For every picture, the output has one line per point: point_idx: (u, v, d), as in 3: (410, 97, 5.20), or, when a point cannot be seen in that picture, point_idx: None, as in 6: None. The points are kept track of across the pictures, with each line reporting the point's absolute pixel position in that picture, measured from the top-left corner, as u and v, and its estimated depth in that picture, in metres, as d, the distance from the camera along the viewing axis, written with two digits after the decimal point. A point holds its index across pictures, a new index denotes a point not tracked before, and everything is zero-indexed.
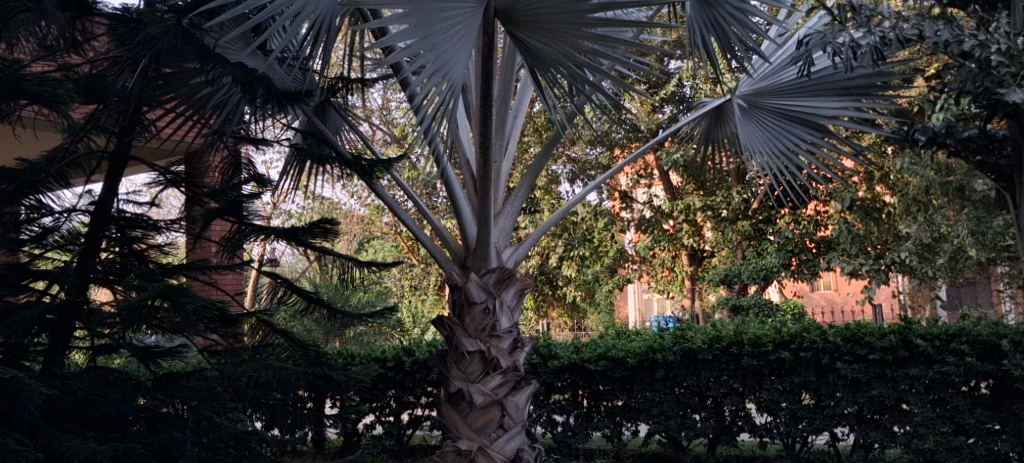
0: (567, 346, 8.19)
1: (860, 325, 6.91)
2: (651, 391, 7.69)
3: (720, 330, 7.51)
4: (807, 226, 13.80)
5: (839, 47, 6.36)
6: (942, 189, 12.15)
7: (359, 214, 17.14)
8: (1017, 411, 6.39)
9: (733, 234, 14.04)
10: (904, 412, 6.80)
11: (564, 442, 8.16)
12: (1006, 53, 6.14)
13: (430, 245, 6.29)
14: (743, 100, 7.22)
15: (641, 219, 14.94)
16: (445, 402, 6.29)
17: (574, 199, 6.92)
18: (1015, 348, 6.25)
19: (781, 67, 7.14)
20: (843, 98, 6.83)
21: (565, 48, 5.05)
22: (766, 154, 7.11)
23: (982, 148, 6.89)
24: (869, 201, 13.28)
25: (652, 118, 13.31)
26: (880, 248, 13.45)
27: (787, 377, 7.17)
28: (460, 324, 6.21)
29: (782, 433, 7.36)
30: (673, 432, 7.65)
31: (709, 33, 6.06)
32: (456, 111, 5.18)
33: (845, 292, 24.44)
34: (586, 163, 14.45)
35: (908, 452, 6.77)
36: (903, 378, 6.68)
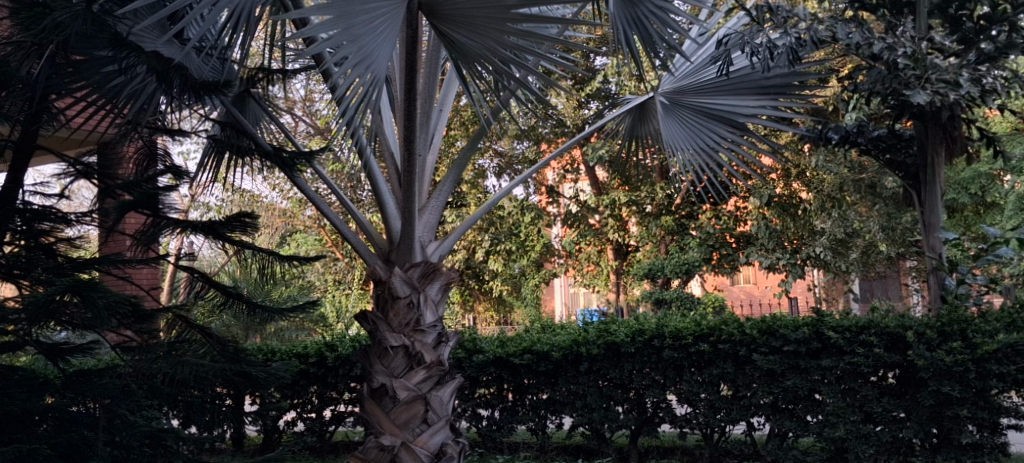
0: (492, 340, 8.22)
1: (775, 318, 7.09)
2: (574, 384, 7.80)
3: (642, 323, 7.64)
4: (727, 221, 14.06)
5: (756, 47, 6.61)
6: (854, 186, 12.91)
7: (281, 208, 16.90)
8: (919, 399, 6.61)
9: (656, 229, 14.27)
10: (817, 402, 6.99)
11: (489, 436, 8.21)
12: (911, 56, 6.43)
13: (353, 238, 6.24)
14: (665, 98, 7.29)
15: (567, 213, 15.07)
16: (368, 397, 6.26)
17: (500, 193, 6.93)
18: (920, 339, 6.46)
19: (702, 65, 7.28)
20: (762, 97, 7.04)
21: (490, 43, 5.07)
22: (688, 150, 7.23)
23: (890, 147, 7.15)
24: (786, 197, 13.52)
25: (578, 114, 13.46)
26: (796, 243, 13.78)
27: (706, 368, 7.35)
28: (384, 319, 6.18)
29: (700, 424, 7.51)
30: (596, 424, 7.75)
31: (632, 31, 6.12)
32: (379, 104, 5.15)
33: (764, 286, 25.07)
34: (512, 158, 14.46)
35: (820, 441, 6.95)
36: (815, 369, 6.87)
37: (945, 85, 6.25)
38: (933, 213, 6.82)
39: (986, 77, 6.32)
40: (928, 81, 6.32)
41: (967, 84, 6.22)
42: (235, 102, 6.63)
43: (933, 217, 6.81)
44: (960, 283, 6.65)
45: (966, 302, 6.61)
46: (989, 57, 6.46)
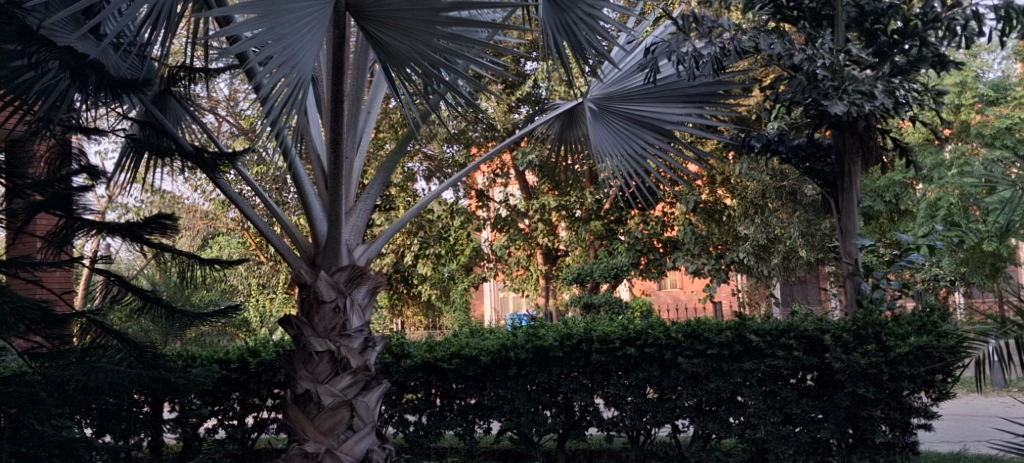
0: (420, 345, 8.17)
1: (700, 321, 7.20)
2: (503, 389, 7.79)
3: (570, 327, 7.68)
4: (655, 227, 14.25)
5: (682, 56, 6.82)
6: (776, 193, 13.27)
7: (203, 210, 16.54)
8: (836, 401, 6.78)
9: (586, 233, 14.37)
10: (739, 404, 7.12)
11: (416, 442, 8.16)
12: (830, 67, 6.62)
13: (278, 242, 6.14)
14: (594, 104, 7.39)
15: (496, 217, 15.03)
16: (292, 404, 6.17)
17: (429, 196, 6.88)
18: (837, 342, 6.62)
19: (629, 73, 7.39)
20: (687, 104, 7.18)
21: (419, 46, 5.04)
22: (616, 156, 7.35)
23: (809, 155, 7.32)
24: (711, 203, 13.86)
25: (508, 118, 13.50)
26: (721, 248, 14.04)
27: (632, 372, 7.42)
28: (309, 323, 6.10)
29: (627, 427, 7.63)
30: (524, 429, 7.76)
31: (561, 37, 6.16)
32: (304, 106, 5.09)
33: (690, 291, 25.48)
34: (443, 161, 14.35)
35: (742, 442, 7.08)
36: (737, 372, 7.00)
37: (861, 96, 6.46)
38: (849, 219, 7.00)
39: (900, 89, 6.53)
40: (845, 92, 6.52)
41: (882, 95, 6.44)
42: (156, 101, 6.48)
43: (850, 223, 6.98)
44: (875, 288, 6.83)
45: (881, 306, 6.80)
46: (903, 69, 6.68)
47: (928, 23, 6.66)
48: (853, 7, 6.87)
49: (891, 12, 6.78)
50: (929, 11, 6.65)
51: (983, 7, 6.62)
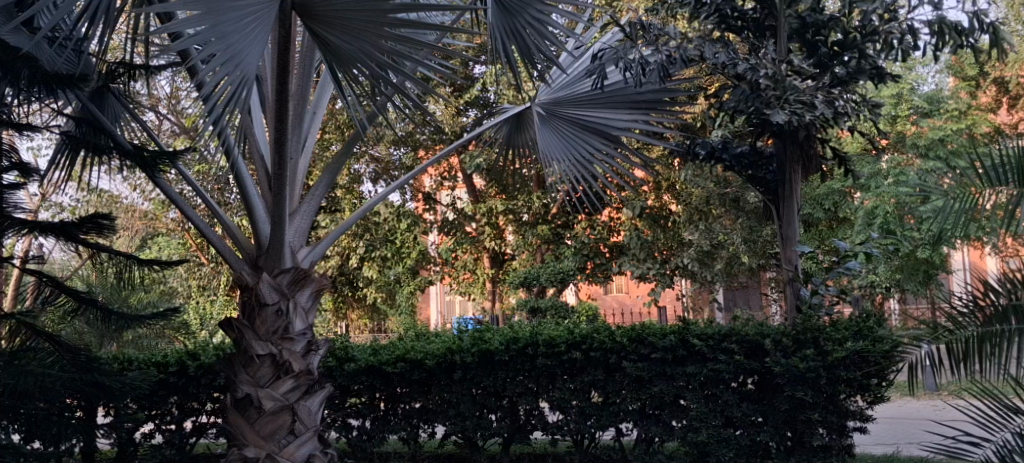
0: (364, 349, 8.10)
1: (644, 326, 7.25)
2: (448, 393, 7.77)
3: (516, 331, 7.68)
4: (601, 231, 14.41)
5: (630, 63, 6.89)
6: (720, 200, 13.39)
7: (142, 210, 16.20)
8: (776, 404, 6.89)
9: (533, 238, 14.33)
10: (681, 407, 7.20)
11: (358, 447, 8.09)
12: (772, 77, 6.70)
13: (219, 243, 6.04)
14: (542, 109, 7.40)
15: (444, 221, 15.13)
16: (231, 408, 6.08)
17: (376, 198, 6.82)
18: (777, 347, 6.73)
19: (577, 78, 7.43)
20: (634, 111, 7.26)
21: (367, 47, 5.01)
22: (564, 161, 7.40)
23: (752, 163, 7.47)
24: (657, 209, 14.10)
25: (456, 121, 13.46)
26: (665, 253, 14.21)
27: (577, 376, 7.45)
28: (250, 327, 5.99)
29: (571, 431, 7.63)
30: (469, 433, 7.76)
31: (509, 41, 6.17)
32: (248, 105, 5.02)
33: (635, 296, 25.66)
34: (390, 164, 14.27)
35: (685, 445, 7.16)
36: (680, 376, 7.08)
37: (802, 106, 6.59)
38: (790, 226, 7.14)
39: (839, 99, 6.62)
40: (786, 102, 6.63)
41: (822, 105, 6.59)
42: (93, 98, 6.34)
43: (790, 230, 7.12)
44: (814, 293, 6.89)
45: (819, 312, 6.85)
46: (842, 80, 6.77)
47: (866, 36, 6.84)
48: (795, 19, 7.03)
49: (831, 24, 6.94)
50: (868, 24, 6.82)
51: (920, 22, 6.77)
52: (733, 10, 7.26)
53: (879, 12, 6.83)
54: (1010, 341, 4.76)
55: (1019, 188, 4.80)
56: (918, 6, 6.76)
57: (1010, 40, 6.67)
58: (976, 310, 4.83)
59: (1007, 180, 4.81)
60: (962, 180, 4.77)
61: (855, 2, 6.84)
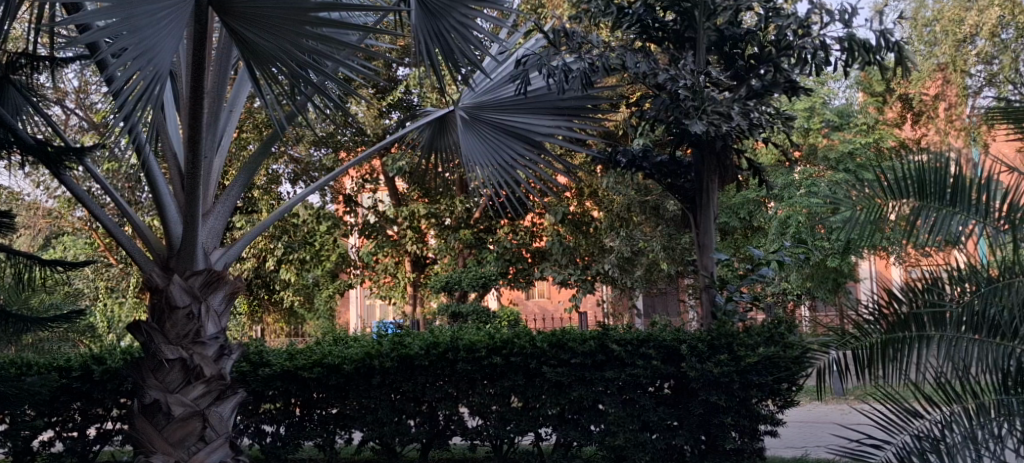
0: (280, 353, 7.95)
1: (565, 331, 7.27)
2: (365, 399, 7.67)
3: (437, 336, 7.63)
4: (524, 236, 14.41)
5: (552, 70, 6.95)
6: (641, 207, 13.66)
7: (46, 207, 15.61)
8: (691, 409, 6.99)
9: (455, 242, 14.34)
10: (599, 412, 7.24)
11: (272, 453, 7.92)
12: (691, 88, 6.80)
13: (128, 243, 5.84)
14: (465, 112, 7.40)
15: (365, 224, 14.97)
16: (138, 414, 5.89)
17: (294, 199, 6.67)
18: (692, 352, 6.82)
19: (500, 83, 7.44)
20: (556, 117, 7.30)
21: (286, 45, 4.93)
22: (487, 166, 7.42)
23: (671, 172, 7.57)
24: (579, 215, 14.19)
25: (378, 123, 13.28)
26: (587, 259, 14.34)
27: (497, 381, 7.41)
28: (159, 330, 5.82)
29: (491, 435, 7.62)
30: (387, 438, 7.68)
31: (433, 44, 6.11)
32: (161, 101, 4.87)
33: (556, 302, 25.82)
34: (309, 165, 14.13)
35: (602, 449, 7.20)
36: (599, 380, 7.11)
37: (719, 117, 6.73)
38: (707, 235, 7.30)
39: (754, 111, 6.83)
40: (704, 113, 6.73)
41: (738, 117, 6.72)
42: None
43: (707, 239, 7.28)
44: (729, 300, 7.09)
45: (734, 318, 7.05)
46: (758, 92, 6.97)
47: (781, 50, 6.98)
48: (714, 32, 7.17)
49: (748, 38, 7.15)
50: (783, 39, 6.98)
51: (831, 38, 6.96)
52: (655, 21, 7.36)
53: (794, 28, 7.00)
54: (912, 346, 4.91)
55: (919, 201, 4.96)
56: (830, 22, 6.94)
57: (913, 60, 6.93)
58: (880, 318, 4.99)
59: (909, 194, 4.97)
60: (869, 191, 4.93)
61: (771, 18, 7.06)
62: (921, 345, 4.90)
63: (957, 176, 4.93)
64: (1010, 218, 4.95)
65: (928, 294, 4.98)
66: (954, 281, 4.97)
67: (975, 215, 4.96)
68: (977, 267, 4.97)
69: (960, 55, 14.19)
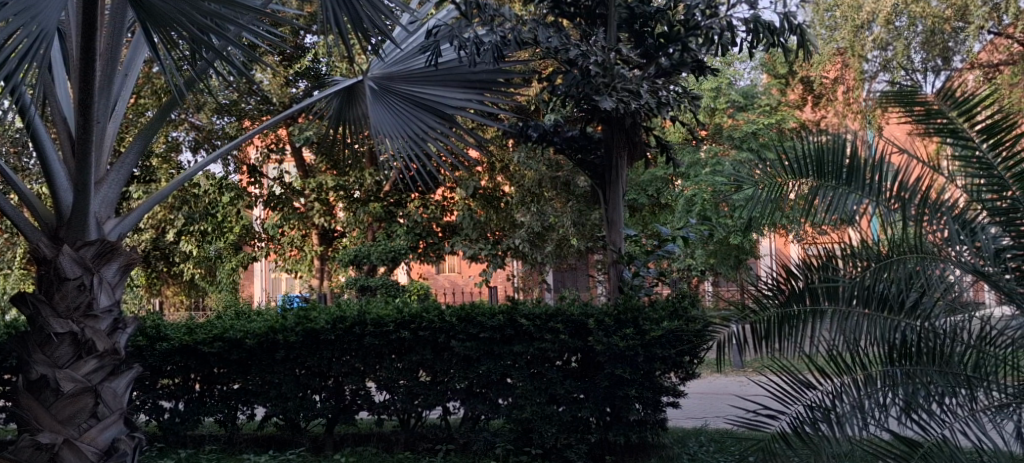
0: (179, 327, 7.79)
1: (474, 305, 7.25)
2: (269, 374, 7.56)
3: (344, 310, 7.54)
4: (434, 211, 14.33)
5: (464, 42, 6.85)
6: (552, 182, 13.68)
7: None
8: (596, 381, 7.05)
9: (364, 215, 14.09)
10: (507, 386, 7.24)
11: (170, 430, 7.77)
12: (601, 65, 6.81)
13: (12, 212, 5.52)
14: (374, 83, 7.29)
15: (270, 195, 14.62)
16: (24, 391, 5.63)
17: (194, 168, 6.43)
18: (600, 326, 6.89)
19: (411, 54, 7.38)
20: (468, 90, 7.28)
21: (184, 6, 4.85)
22: (396, 137, 7.28)
23: (582, 147, 7.59)
24: (490, 190, 14.10)
25: (285, 92, 12.93)
26: (497, 234, 14.36)
27: (405, 355, 7.38)
28: (47, 302, 5.57)
29: (397, 410, 7.53)
30: (291, 414, 7.56)
31: (341, 12, 5.95)
32: (48, 61, 4.61)
33: (467, 276, 25.89)
34: (211, 132, 13.54)
35: (509, 422, 7.20)
36: (507, 354, 7.12)
37: (628, 94, 6.77)
38: (615, 210, 7.42)
39: (662, 89, 6.91)
40: (614, 89, 6.78)
41: (646, 95, 6.80)
42: None
43: (615, 214, 7.40)
44: (636, 275, 7.25)
45: (640, 292, 7.20)
46: (666, 71, 7.09)
47: (688, 30, 7.06)
48: (624, 9, 7.21)
49: (658, 16, 7.20)
50: (691, 19, 7.06)
51: (737, 20, 7.07)
52: None
53: (701, 8, 7.07)
54: (805, 321, 5.15)
55: (818, 180, 5.19)
56: (737, 4, 7.04)
57: (815, 44, 7.08)
58: (779, 293, 5.22)
59: (808, 173, 5.20)
60: (771, 170, 5.20)
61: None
62: (816, 319, 5.14)
63: (852, 156, 5.14)
64: (900, 197, 5.12)
65: (823, 270, 5.19)
66: (847, 258, 5.16)
67: (867, 194, 5.16)
68: (868, 244, 5.14)
69: (858, 40, 13.82)
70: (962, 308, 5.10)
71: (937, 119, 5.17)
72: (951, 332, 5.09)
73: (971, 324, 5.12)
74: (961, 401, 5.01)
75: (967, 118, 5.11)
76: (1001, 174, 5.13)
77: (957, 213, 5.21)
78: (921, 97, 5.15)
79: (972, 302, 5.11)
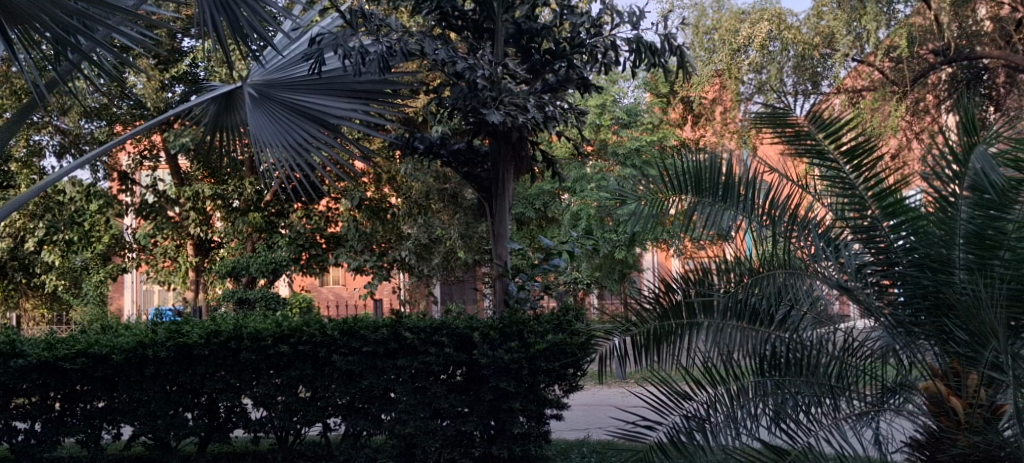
0: (37, 343, 7.32)
1: (357, 319, 7.11)
2: (137, 391, 7.22)
3: (219, 324, 7.27)
4: (318, 222, 14.04)
5: (349, 51, 6.70)
6: (438, 194, 13.55)
7: None
8: (481, 395, 6.98)
9: (243, 226, 13.70)
10: (390, 401, 7.09)
11: (25, 452, 7.34)
12: (488, 78, 6.74)
13: None
14: (254, 89, 7.12)
15: (142, 203, 14.03)
16: None
17: (58, 173, 6.07)
18: (484, 339, 6.82)
19: (294, 62, 7.29)
20: (353, 100, 7.14)
21: (44, 3, 4.62)
22: (277, 146, 7.05)
23: (468, 160, 7.57)
24: (376, 201, 13.98)
25: (160, 96, 12.40)
26: (383, 246, 14.12)
27: (284, 370, 7.15)
28: None
29: (275, 427, 7.32)
30: (160, 433, 7.25)
31: (218, 15, 5.76)
32: None
33: (352, 288, 25.65)
34: (78, 137, 12.90)
35: (392, 438, 7.06)
36: (390, 369, 6.97)
37: (515, 108, 6.78)
38: (501, 224, 7.40)
39: (548, 105, 7.01)
40: (501, 103, 6.76)
41: (532, 109, 6.81)
42: None
43: (501, 227, 7.39)
44: (521, 288, 7.22)
45: (525, 306, 7.20)
46: (552, 87, 7.14)
47: (574, 48, 7.14)
48: (512, 24, 7.20)
49: (544, 33, 7.20)
50: (576, 36, 7.13)
51: (621, 39, 7.19)
52: (454, 9, 7.27)
53: (586, 27, 7.19)
54: (681, 334, 5.39)
55: (696, 197, 5.34)
56: (620, 24, 7.15)
57: (694, 65, 7.24)
58: (658, 303, 5.43)
59: (687, 189, 5.34)
60: (653, 186, 5.32)
61: (565, 16, 7.18)
62: (692, 331, 5.37)
63: (727, 174, 5.31)
64: (771, 214, 5.34)
65: (699, 285, 5.40)
66: (722, 273, 5.37)
67: (741, 211, 5.36)
68: (742, 259, 5.33)
69: (734, 63, 14.21)
70: (828, 321, 5.32)
71: (806, 140, 5.34)
72: (818, 344, 5.29)
73: (835, 336, 5.32)
74: (825, 411, 5.18)
75: (833, 141, 5.31)
76: (863, 194, 5.27)
77: (823, 230, 5.39)
78: (792, 118, 5.35)
79: (837, 315, 5.32)
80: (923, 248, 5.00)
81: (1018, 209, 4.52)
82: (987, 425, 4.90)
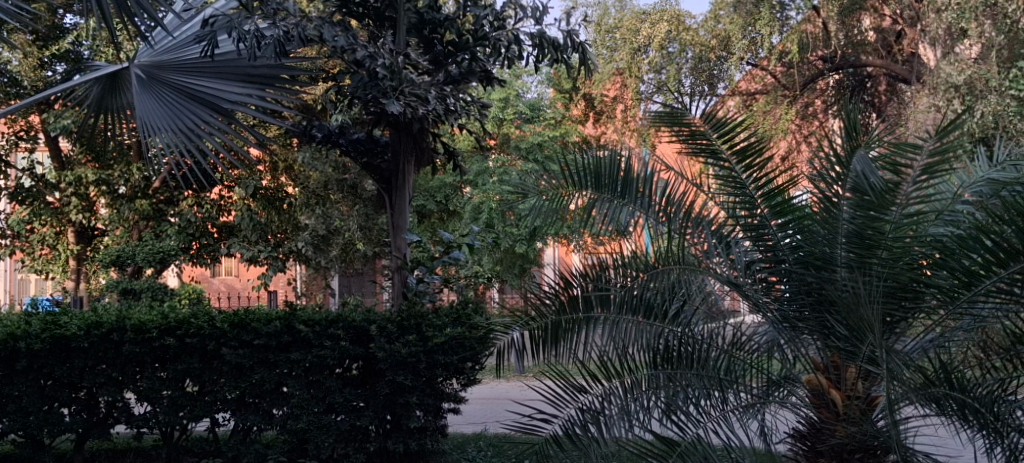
0: None
1: (248, 311, 6.91)
2: (7, 386, 6.85)
3: (100, 315, 6.96)
4: (210, 210, 13.58)
5: (243, 34, 6.48)
6: (337, 185, 13.17)
7: None
8: (376, 390, 6.85)
9: (130, 213, 13.15)
10: (283, 395, 6.89)
11: None
12: (388, 67, 6.59)
13: None
14: (141, 71, 6.84)
15: (17, 188, 13.31)
16: None
17: None
18: (381, 333, 6.71)
19: (185, 44, 7.02)
20: (247, 84, 6.92)
21: None
22: (167, 131, 6.79)
23: (368, 150, 7.40)
24: (272, 190, 13.54)
25: (39, 75, 11.84)
26: (279, 236, 14.01)
27: (170, 364, 6.88)
28: None
29: (159, 423, 6.98)
30: (32, 430, 6.88)
31: None
32: None
33: (245, 279, 25.21)
34: None
35: (283, 433, 6.87)
36: (283, 362, 6.77)
37: (415, 99, 6.66)
38: (400, 216, 7.31)
39: (450, 97, 6.89)
40: (401, 93, 6.63)
41: (433, 100, 6.70)
42: None
43: (400, 220, 7.29)
44: (420, 281, 7.12)
45: (424, 299, 7.08)
46: (454, 79, 7.03)
47: (477, 40, 7.08)
48: (414, 13, 7.06)
49: (446, 24, 7.07)
50: (480, 29, 7.06)
51: (524, 34, 7.16)
52: None
53: (489, 19, 7.11)
54: (576, 330, 5.40)
55: (595, 193, 5.36)
56: (523, 18, 7.13)
57: (595, 62, 7.27)
58: (557, 297, 5.43)
59: (587, 184, 5.35)
60: (554, 182, 5.31)
61: (469, 7, 7.14)
62: (588, 326, 5.39)
63: (625, 171, 5.35)
64: (667, 211, 5.39)
65: (597, 280, 5.42)
66: (619, 268, 5.38)
67: (639, 207, 5.41)
68: (639, 255, 5.38)
69: (635, 62, 14.24)
70: (718, 316, 5.46)
71: (700, 140, 5.29)
72: (708, 338, 5.44)
73: (725, 331, 5.49)
74: (714, 403, 5.33)
75: (726, 141, 5.27)
76: (752, 194, 5.29)
77: (715, 227, 5.46)
78: (687, 119, 5.26)
79: (728, 310, 5.48)
80: (809, 246, 5.10)
81: (896, 210, 4.70)
82: (863, 417, 5.08)
